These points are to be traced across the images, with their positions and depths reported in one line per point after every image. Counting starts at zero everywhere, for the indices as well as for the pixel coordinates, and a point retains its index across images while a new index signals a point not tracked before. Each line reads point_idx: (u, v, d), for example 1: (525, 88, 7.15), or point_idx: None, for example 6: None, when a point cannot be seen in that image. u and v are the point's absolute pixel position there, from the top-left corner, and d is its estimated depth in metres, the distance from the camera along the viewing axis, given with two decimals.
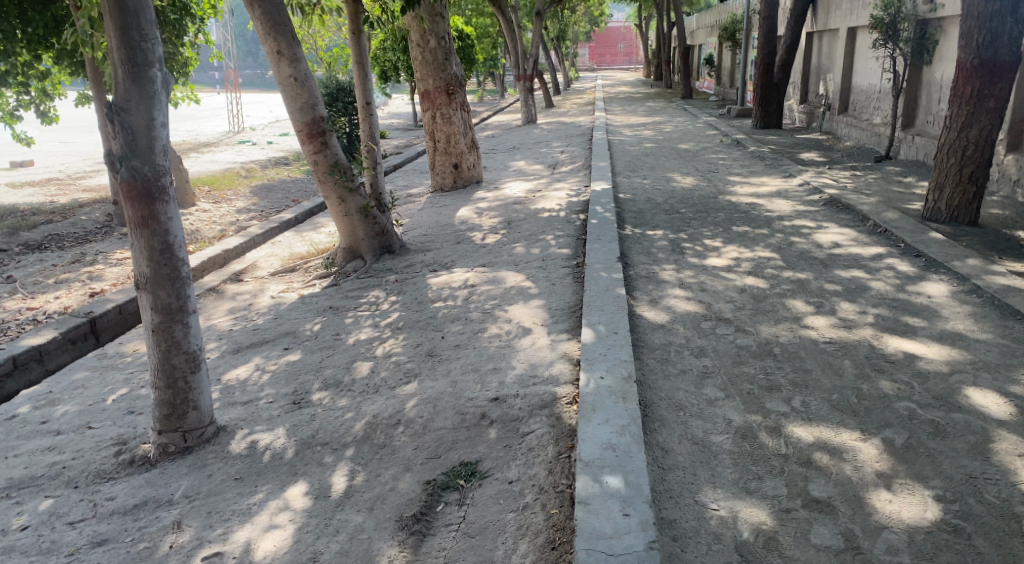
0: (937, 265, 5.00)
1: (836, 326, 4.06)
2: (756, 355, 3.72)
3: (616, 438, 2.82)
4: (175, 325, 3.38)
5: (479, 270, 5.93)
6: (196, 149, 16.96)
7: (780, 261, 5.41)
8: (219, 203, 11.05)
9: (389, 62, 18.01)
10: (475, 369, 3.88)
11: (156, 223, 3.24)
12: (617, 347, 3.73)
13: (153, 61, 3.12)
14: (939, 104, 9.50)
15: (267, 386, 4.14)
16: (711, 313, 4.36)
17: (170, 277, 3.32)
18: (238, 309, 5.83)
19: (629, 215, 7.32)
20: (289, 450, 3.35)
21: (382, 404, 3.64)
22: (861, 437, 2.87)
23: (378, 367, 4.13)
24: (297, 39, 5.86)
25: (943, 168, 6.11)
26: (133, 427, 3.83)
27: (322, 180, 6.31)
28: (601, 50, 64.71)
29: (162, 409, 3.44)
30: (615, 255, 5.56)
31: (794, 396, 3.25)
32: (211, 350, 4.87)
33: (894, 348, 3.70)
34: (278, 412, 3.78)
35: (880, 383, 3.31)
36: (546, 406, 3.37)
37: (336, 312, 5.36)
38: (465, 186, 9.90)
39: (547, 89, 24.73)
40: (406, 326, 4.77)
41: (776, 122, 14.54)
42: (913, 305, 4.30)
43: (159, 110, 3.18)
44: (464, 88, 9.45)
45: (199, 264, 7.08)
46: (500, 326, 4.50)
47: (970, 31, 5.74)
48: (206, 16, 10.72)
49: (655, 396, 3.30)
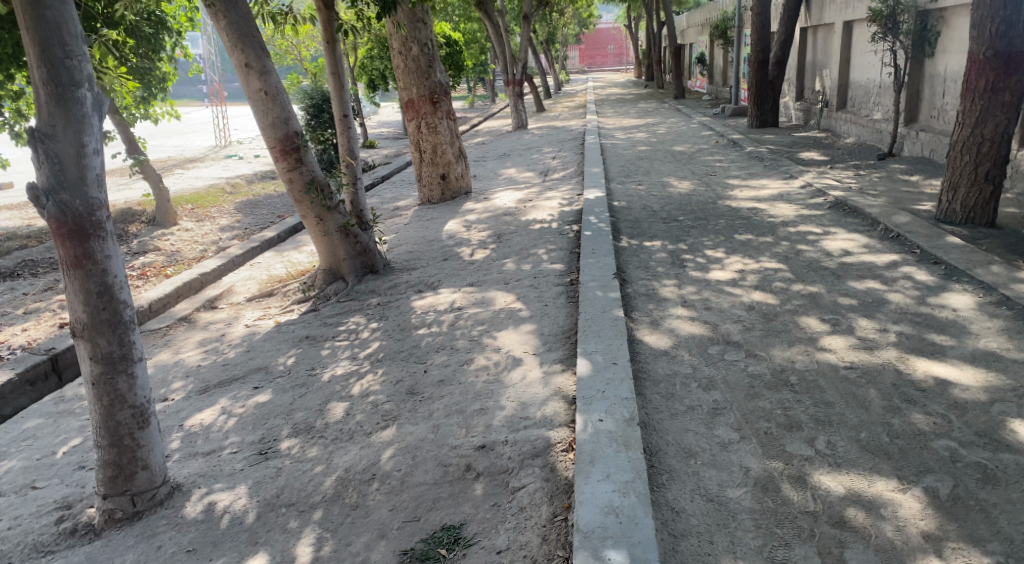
0: (959, 273, 4.64)
1: (856, 347, 3.69)
2: (771, 386, 3.34)
3: (619, 499, 2.44)
4: (118, 377, 2.97)
5: (467, 291, 5.55)
6: (181, 166, 16.59)
7: (788, 272, 5.04)
8: (202, 222, 10.68)
9: (377, 71, 17.71)
10: (459, 410, 3.50)
11: (92, 262, 2.83)
12: (617, 381, 3.35)
13: (81, 80, 2.73)
14: (944, 98, 9.16)
15: (232, 432, 3.75)
16: (718, 337, 3.98)
17: (110, 322, 2.91)
18: (209, 341, 5.42)
19: (625, 225, 6.94)
20: (249, 514, 2.96)
21: (355, 455, 3.27)
22: (899, 487, 2.49)
23: (354, 409, 3.74)
24: (266, 50, 5.48)
25: (956, 167, 5.76)
26: (80, 487, 3.42)
27: (299, 199, 5.92)
28: (591, 52, 64.60)
29: (107, 470, 3.04)
30: (611, 271, 5.20)
31: (818, 436, 2.87)
32: (177, 390, 4.48)
33: (922, 373, 3.33)
34: (241, 465, 3.39)
35: (914, 417, 2.94)
36: (539, 455, 3.00)
37: (312, 342, 4.97)
38: (453, 198, 9.52)
39: (538, 94, 24.42)
40: (387, 357, 4.39)
41: (773, 121, 14.18)
42: (937, 321, 3.93)
43: (90, 135, 2.78)
44: (449, 96, 9.08)
45: (173, 290, 6.69)
46: (488, 356, 4.12)
47: (983, 21, 5.42)
48: (184, 29, 10.31)
49: (661, 441, 2.92)
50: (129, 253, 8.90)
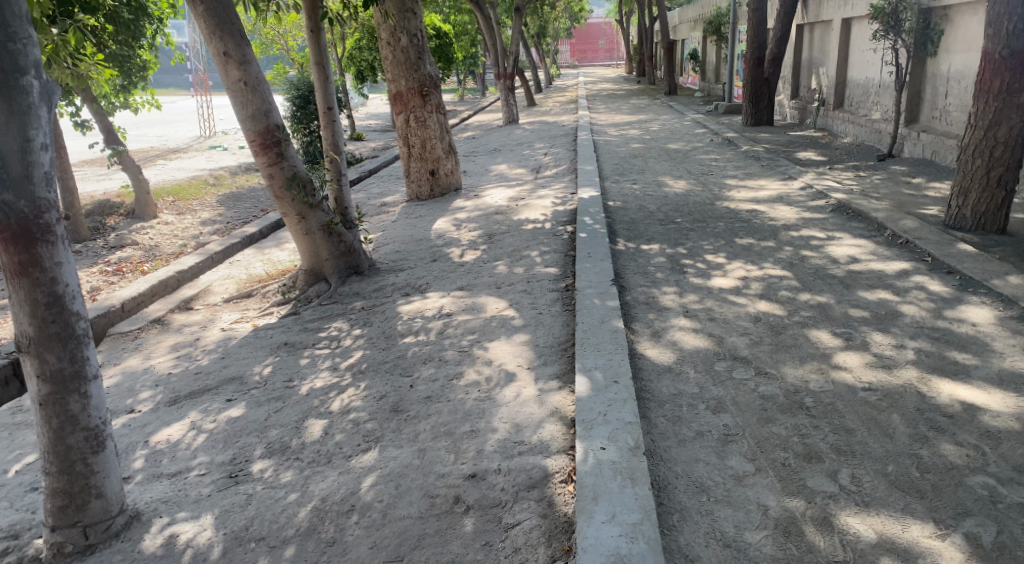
0: (975, 284, 4.42)
1: (872, 366, 3.45)
2: (785, 409, 3.09)
3: (627, 546, 2.18)
4: (69, 397, 2.64)
5: (457, 295, 5.27)
6: (163, 156, 16.13)
7: (794, 280, 4.81)
8: (183, 215, 10.32)
9: (366, 62, 17.30)
10: (448, 432, 3.22)
11: (39, 269, 2.49)
12: (619, 403, 3.08)
13: (27, 67, 2.43)
14: (946, 98, 8.96)
15: (200, 451, 3.45)
16: (724, 351, 3.73)
17: (60, 337, 2.58)
18: (181, 346, 5.10)
19: (621, 226, 6.69)
20: (214, 550, 2.67)
21: (333, 482, 2.99)
22: (937, 533, 2.25)
23: (333, 428, 3.46)
24: (246, 37, 5.13)
25: (967, 170, 5.55)
26: (30, 512, 3.12)
27: (280, 196, 5.58)
28: (582, 47, 64.30)
29: (55, 500, 2.72)
30: (609, 276, 4.93)
31: (840, 468, 2.63)
32: (144, 401, 4.16)
33: (947, 397, 3.10)
34: (208, 490, 3.10)
35: (944, 448, 2.71)
36: (535, 486, 2.74)
37: (291, 350, 4.68)
38: (442, 194, 9.18)
39: (529, 88, 23.97)
40: (370, 369, 4.11)
41: (768, 119, 13.96)
42: (957, 337, 3.71)
43: (36, 129, 2.46)
44: (439, 88, 8.76)
45: (146, 289, 6.33)
46: (479, 370, 3.84)
47: (1000, 19, 5.20)
48: (165, 16, 9.80)
49: (670, 474, 2.66)
50: (105, 248, 8.55)
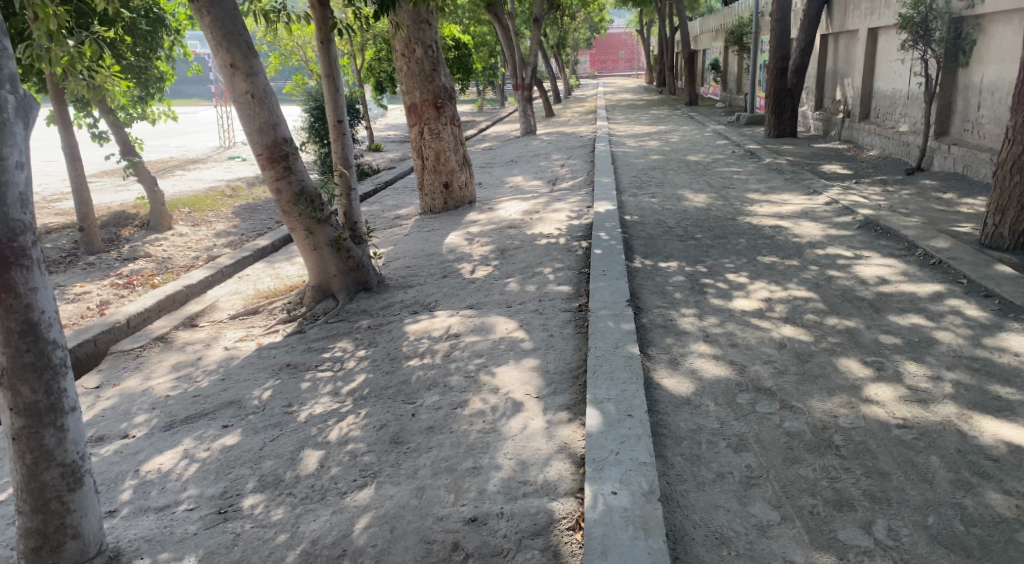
0: (1015, 309, 4.15)
1: (907, 400, 3.20)
2: (813, 449, 2.85)
3: None
4: (44, 431, 2.48)
5: (465, 315, 5.08)
6: (183, 167, 16.21)
7: (820, 302, 4.56)
8: (198, 226, 10.26)
9: (384, 73, 17.27)
10: (449, 469, 3.02)
11: (13, 295, 2.34)
12: (633, 440, 2.86)
13: None
14: (979, 110, 8.64)
15: (190, 484, 3.28)
16: (747, 382, 3.49)
17: (35, 366, 2.42)
18: (183, 365, 4.96)
19: (638, 243, 6.47)
20: None
21: (325, 523, 2.80)
22: None
23: (329, 461, 3.28)
24: (254, 49, 5.01)
25: (1005, 187, 5.27)
26: (9, 548, 2.96)
27: (287, 211, 5.44)
28: (602, 57, 64.08)
29: (28, 540, 2.55)
30: (624, 297, 4.71)
31: (875, 519, 2.39)
32: (139, 426, 4.01)
33: (991, 438, 2.84)
34: (195, 528, 2.92)
35: (991, 498, 2.46)
36: (539, 533, 2.53)
37: (293, 372, 4.51)
38: (456, 207, 9.00)
39: (547, 98, 23.78)
40: (372, 395, 3.92)
41: (791, 131, 13.65)
42: (1000, 369, 3.44)
43: (11, 146, 2.32)
44: (454, 100, 8.62)
45: (153, 304, 6.23)
46: (485, 399, 3.63)
47: None
48: (183, 28, 9.75)
49: (687, 522, 2.44)
50: (119, 260, 8.49)
